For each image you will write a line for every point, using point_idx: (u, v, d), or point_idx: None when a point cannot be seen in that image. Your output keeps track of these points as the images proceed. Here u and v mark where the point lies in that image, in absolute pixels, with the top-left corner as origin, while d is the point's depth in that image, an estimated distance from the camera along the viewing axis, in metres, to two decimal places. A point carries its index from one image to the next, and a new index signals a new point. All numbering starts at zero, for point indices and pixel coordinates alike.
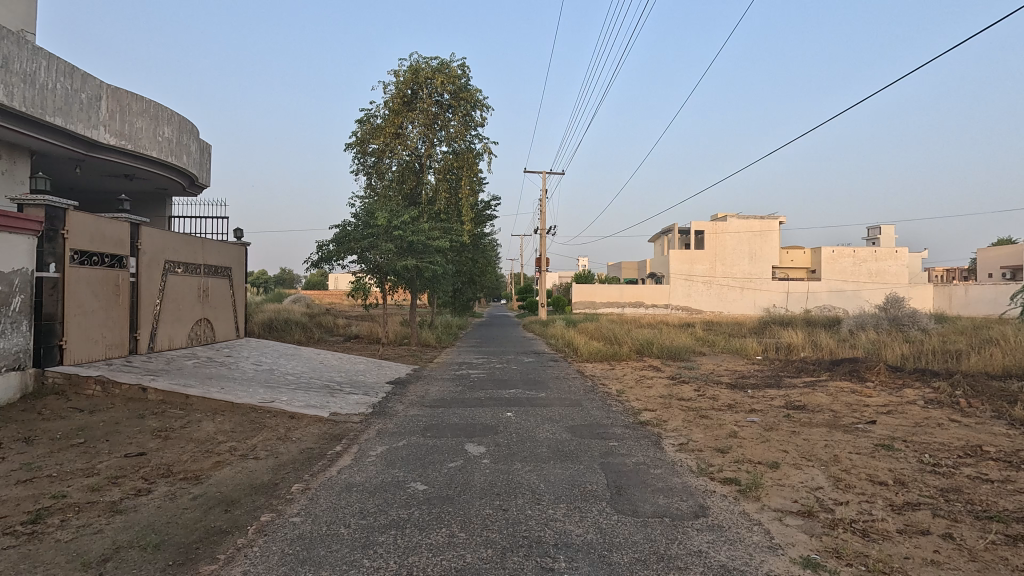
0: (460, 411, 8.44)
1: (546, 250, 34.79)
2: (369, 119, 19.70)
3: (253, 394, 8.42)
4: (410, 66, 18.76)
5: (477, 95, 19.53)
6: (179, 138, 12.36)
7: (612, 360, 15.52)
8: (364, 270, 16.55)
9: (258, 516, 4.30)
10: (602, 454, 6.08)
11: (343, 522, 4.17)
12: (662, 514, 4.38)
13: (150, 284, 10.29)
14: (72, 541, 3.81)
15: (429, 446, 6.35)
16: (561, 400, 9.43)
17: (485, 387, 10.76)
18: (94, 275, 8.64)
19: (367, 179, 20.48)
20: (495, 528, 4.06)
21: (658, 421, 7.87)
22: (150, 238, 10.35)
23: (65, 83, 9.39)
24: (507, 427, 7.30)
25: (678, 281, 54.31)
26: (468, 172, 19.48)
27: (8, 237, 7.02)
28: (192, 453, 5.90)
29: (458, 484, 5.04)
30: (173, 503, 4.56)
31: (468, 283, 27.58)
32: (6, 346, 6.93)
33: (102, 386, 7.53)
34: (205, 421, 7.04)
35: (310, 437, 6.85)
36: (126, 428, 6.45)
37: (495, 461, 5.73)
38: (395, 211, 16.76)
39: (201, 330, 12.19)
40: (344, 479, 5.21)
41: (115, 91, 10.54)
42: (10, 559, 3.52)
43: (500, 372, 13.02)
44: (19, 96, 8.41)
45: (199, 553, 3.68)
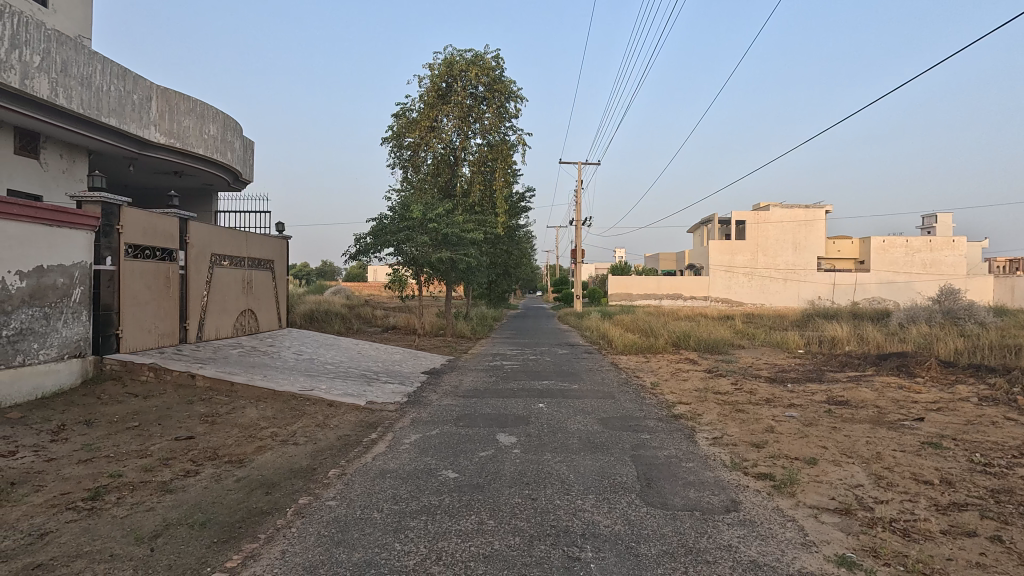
0: (493, 401, 8.52)
1: (581, 241, 34.49)
2: (404, 113, 19.94)
3: (294, 382, 8.72)
4: (444, 59, 18.90)
5: (512, 86, 19.54)
6: (224, 135, 12.81)
7: (648, 353, 15.38)
8: (401, 262, 16.81)
9: (297, 499, 4.48)
10: (634, 446, 6.05)
11: (376, 507, 4.30)
12: (691, 507, 4.34)
13: (197, 276, 10.73)
14: (126, 517, 4.06)
15: (461, 436, 6.45)
16: (594, 392, 9.41)
17: (518, 378, 10.85)
18: (146, 268, 9.10)
19: (404, 172, 20.74)
20: (524, 516, 4.12)
21: (693, 414, 7.77)
22: (198, 232, 10.78)
23: (119, 85, 9.87)
24: (539, 418, 7.34)
25: (718, 272, 52.95)
26: (503, 164, 19.47)
27: (68, 233, 7.46)
28: (236, 438, 6.16)
29: (489, 473, 5.11)
30: (218, 484, 4.80)
31: (503, 276, 27.64)
32: (68, 335, 7.40)
33: (155, 372, 7.95)
34: (249, 408, 7.35)
35: (347, 424, 7.05)
36: (176, 413, 6.80)
37: (525, 452, 5.77)
38: (430, 204, 16.99)
39: (245, 320, 12.68)
40: (378, 465, 5.36)
41: (164, 92, 11.00)
42: (73, 532, 3.79)
43: (534, 363, 13.07)
44: (76, 99, 8.94)
45: (243, 532, 3.87)
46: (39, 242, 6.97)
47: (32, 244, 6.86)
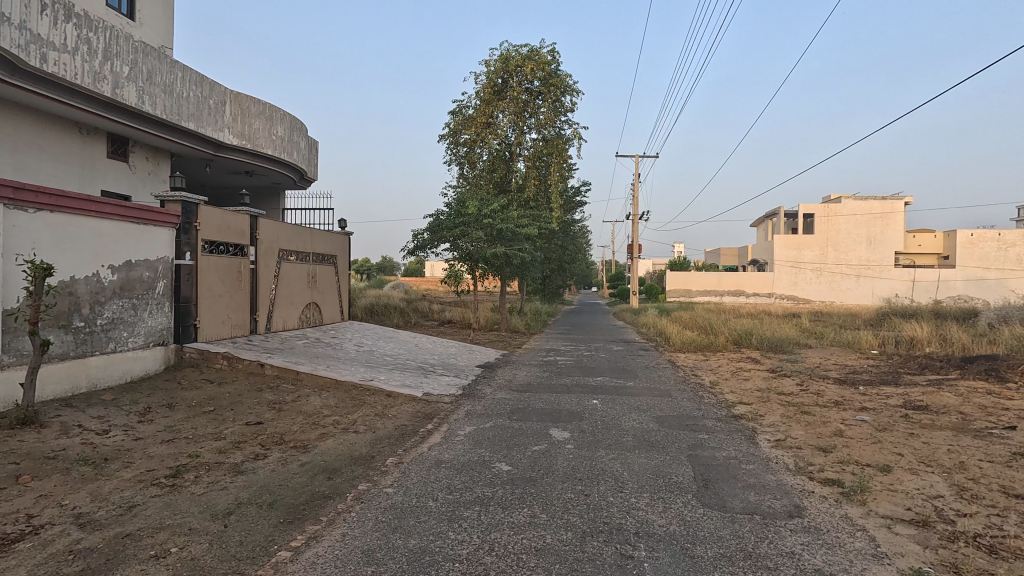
0: (547, 396, 8.52)
1: (638, 236, 33.89)
2: (461, 110, 20.15)
3: (355, 373, 9.06)
4: (500, 55, 18.97)
5: (568, 80, 19.38)
6: (291, 135, 13.40)
7: (707, 350, 14.91)
8: (456, 258, 17.06)
9: (357, 485, 4.66)
10: (691, 446, 5.89)
11: (431, 496, 4.41)
12: (751, 511, 4.18)
13: (267, 271, 11.32)
14: (203, 494, 4.36)
15: (515, 429, 6.49)
16: (649, 390, 9.23)
17: (572, 373, 10.79)
18: (220, 262, 9.68)
19: (459, 169, 20.97)
20: (577, 512, 4.10)
21: (754, 415, 7.46)
22: (267, 229, 11.35)
23: (197, 91, 10.54)
24: (593, 415, 7.28)
25: (784, 268, 50.53)
26: (558, 158, 19.37)
27: (152, 230, 8.03)
28: (301, 425, 6.47)
29: (541, 467, 5.12)
30: (285, 467, 5.07)
31: (557, 271, 27.53)
32: (152, 324, 7.99)
33: (228, 361, 8.46)
34: (313, 396, 7.70)
35: (404, 415, 7.26)
36: (247, 400, 7.21)
37: (578, 447, 5.75)
38: (486, 200, 17.12)
39: (310, 313, 13.27)
40: (434, 455, 5.48)
41: (237, 96, 11.64)
42: (157, 506, 4.10)
43: (589, 359, 12.96)
44: (160, 106, 9.62)
45: (306, 513, 4.07)
46: (127, 239, 7.56)
47: (122, 241, 7.45)
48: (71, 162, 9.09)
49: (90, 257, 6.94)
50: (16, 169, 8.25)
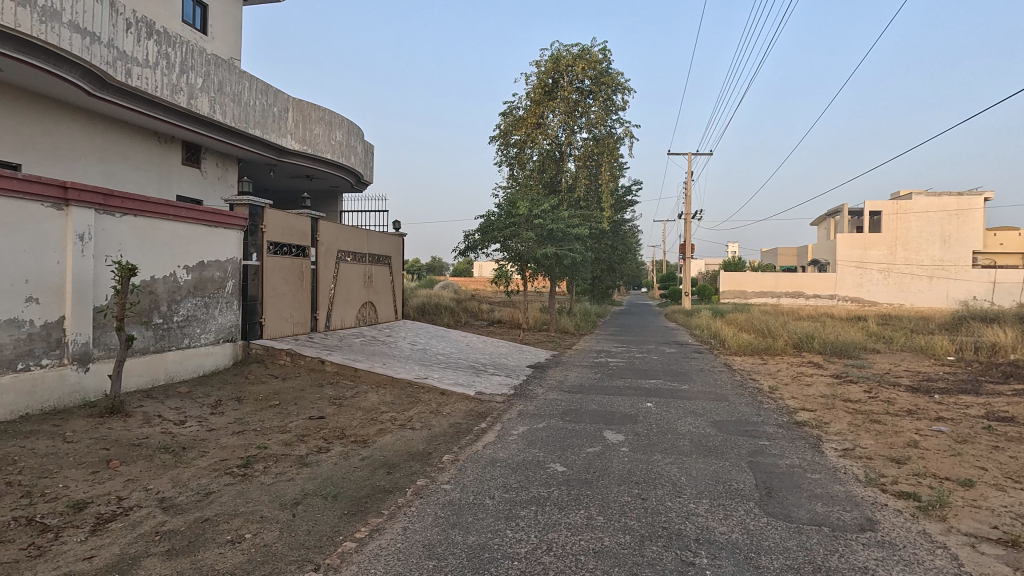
0: (600, 398, 8.45)
1: (690, 236, 33.10)
2: (511, 111, 20.28)
3: (410, 371, 9.28)
4: (551, 55, 18.96)
5: (619, 78, 19.18)
6: (349, 140, 13.85)
7: (765, 354, 14.39)
8: (507, 258, 17.16)
9: (415, 480, 4.77)
10: (751, 453, 5.70)
11: (488, 494, 4.46)
12: (819, 522, 4.01)
13: (326, 271, 11.74)
14: (272, 484, 4.58)
15: (568, 430, 6.47)
16: (705, 393, 9.00)
17: (624, 376, 10.65)
18: (284, 263, 10.13)
19: (509, 169, 21.07)
20: (634, 515, 4.06)
21: (818, 423, 7.15)
22: (327, 230, 11.77)
23: (263, 99, 11.07)
24: (647, 418, 7.17)
25: (848, 268, 48.04)
26: (609, 157, 19.18)
27: (222, 232, 8.48)
28: (360, 420, 6.69)
29: (596, 469, 5.09)
30: (347, 461, 5.26)
31: (607, 271, 27.23)
32: (222, 321, 8.45)
33: (291, 357, 8.84)
34: (370, 393, 7.94)
35: (458, 413, 7.37)
36: (308, 395, 7.52)
37: (634, 450, 5.68)
38: (536, 200, 17.15)
39: (366, 312, 13.68)
40: (488, 454, 5.55)
41: (299, 104, 12.15)
42: (231, 493, 4.34)
43: (641, 361, 12.75)
44: (230, 114, 10.16)
45: (368, 506, 4.21)
46: (200, 241, 8.01)
47: (194, 243, 7.90)
48: (150, 169, 9.74)
49: (167, 258, 7.41)
50: (103, 176, 8.93)
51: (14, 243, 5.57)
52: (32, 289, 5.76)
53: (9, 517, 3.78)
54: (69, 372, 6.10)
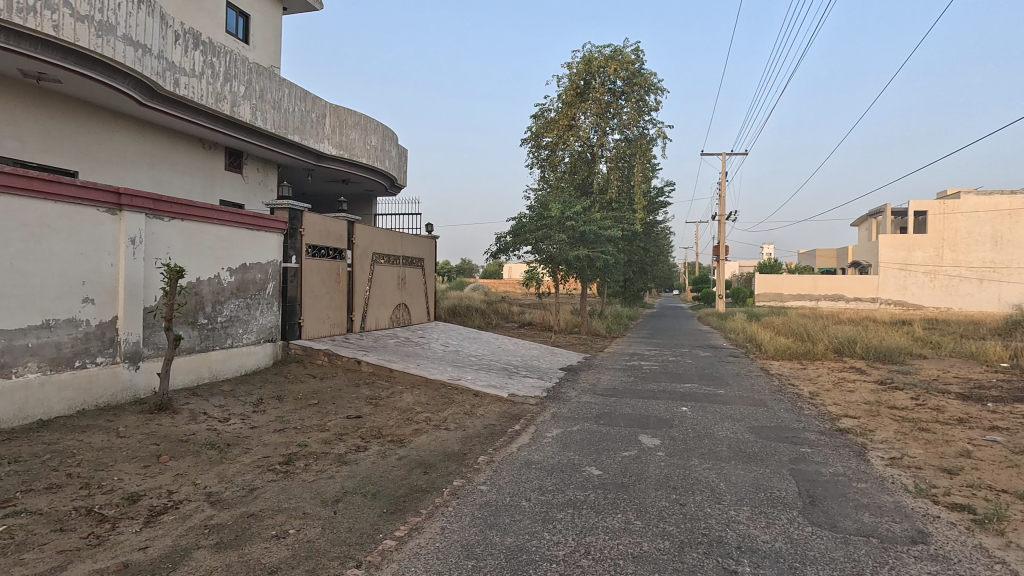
0: (634, 401, 8.36)
1: (725, 238, 32.47)
2: (543, 113, 20.29)
3: (443, 372, 9.37)
4: (583, 57, 18.88)
5: (652, 78, 18.98)
6: (383, 144, 14.07)
7: (804, 359, 13.99)
8: (538, 260, 17.15)
9: (452, 481, 4.82)
10: (793, 460, 5.56)
11: (524, 495, 4.47)
12: (867, 533, 3.88)
13: (362, 273, 11.96)
14: (313, 481, 4.69)
15: (603, 434, 6.43)
16: (742, 398, 8.82)
17: (658, 379, 10.52)
18: (321, 265, 10.37)
19: (541, 171, 21.07)
20: (673, 521, 4.00)
21: (863, 430, 6.92)
22: (362, 233, 11.99)
23: (302, 106, 11.36)
24: (683, 422, 7.07)
25: (891, 271, 46.31)
26: (642, 158, 19.01)
27: (263, 236, 8.73)
28: (396, 420, 6.79)
29: (633, 473, 5.04)
30: (384, 460, 5.35)
31: (639, 273, 26.93)
32: (263, 322, 8.70)
33: (329, 357, 9.03)
34: (405, 393, 8.05)
35: (492, 414, 7.41)
36: (346, 394, 7.67)
37: (670, 455, 5.60)
38: (568, 202, 17.11)
39: (400, 313, 13.87)
40: (523, 456, 5.55)
41: (336, 109, 12.42)
42: (274, 489, 4.47)
43: (675, 365, 12.56)
44: (270, 121, 10.46)
45: (407, 505, 4.27)
46: (242, 244, 8.26)
47: (237, 246, 8.15)
48: (195, 174, 10.10)
49: (211, 261, 7.67)
50: (152, 182, 9.30)
51: (72, 246, 5.86)
52: (89, 290, 6.04)
53: (69, 507, 3.98)
54: (122, 370, 6.37)
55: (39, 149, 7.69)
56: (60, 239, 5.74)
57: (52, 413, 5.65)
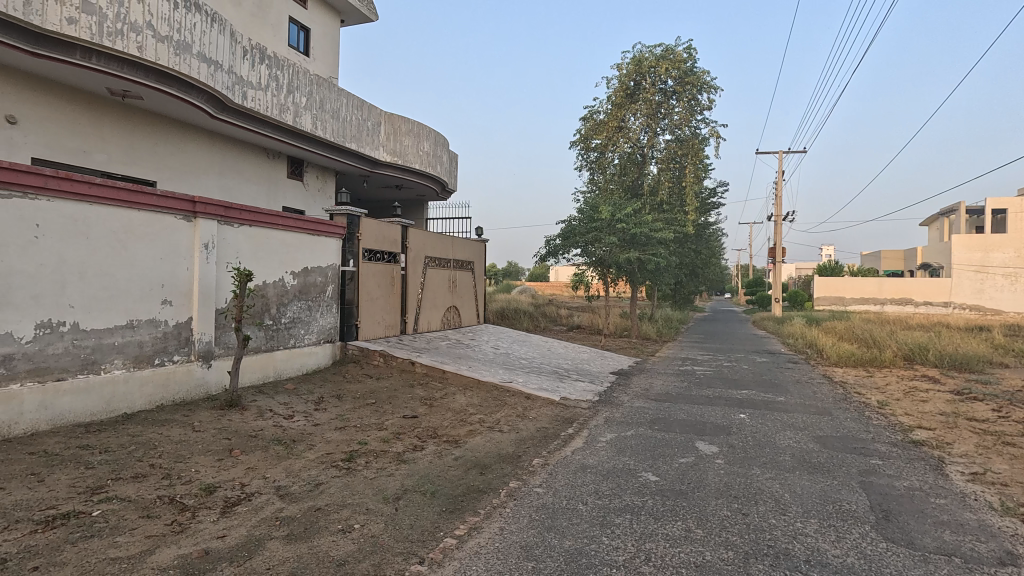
0: (688, 407, 8.19)
1: (781, 239, 31.30)
2: (592, 115, 20.21)
3: (495, 374, 9.45)
4: (633, 57, 18.67)
5: (705, 77, 18.58)
6: (435, 149, 14.35)
7: (870, 366, 13.29)
8: (588, 263, 17.04)
9: (508, 482, 4.86)
10: (862, 472, 5.30)
11: (581, 499, 4.45)
12: (949, 552, 3.66)
13: (415, 276, 12.23)
14: (374, 478, 4.84)
15: (658, 439, 6.33)
16: (804, 407, 8.48)
17: (713, 385, 10.24)
18: (377, 269, 10.68)
19: (590, 173, 20.95)
20: (736, 531, 3.89)
21: (939, 443, 6.52)
22: (415, 237, 12.26)
23: (358, 114, 11.74)
24: (742, 430, 6.87)
25: (966, 273, 43.36)
26: (694, 159, 18.62)
27: (323, 240, 9.06)
28: (451, 421, 6.91)
29: (691, 480, 4.94)
30: (441, 459, 5.45)
31: (690, 276, 26.32)
32: (323, 323, 9.03)
33: (385, 358, 9.29)
34: (459, 394, 8.17)
35: (544, 417, 7.42)
36: (401, 394, 7.86)
37: (730, 463, 5.46)
38: (618, 204, 16.95)
39: (450, 315, 14.09)
40: (578, 459, 5.54)
41: (390, 117, 12.78)
42: (338, 485, 4.64)
43: (730, 371, 12.20)
44: (329, 130, 10.87)
45: (465, 505, 4.34)
46: (305, 249, 8.62)
47: (300, 250, 8.50)
48: (261, 182, 10.61)
49: (276, 265, 8.04)
50: (222, 190, 9.83)
51: (153, 252, 6.28)
52: (167, 292, 6.46)
53: (154, 495, 4.26)
54: (196, 368, 6.77)
55: (122, 161, 8.27)
56: (143, 245, 6.16)
57: (135, 407, 6.07)
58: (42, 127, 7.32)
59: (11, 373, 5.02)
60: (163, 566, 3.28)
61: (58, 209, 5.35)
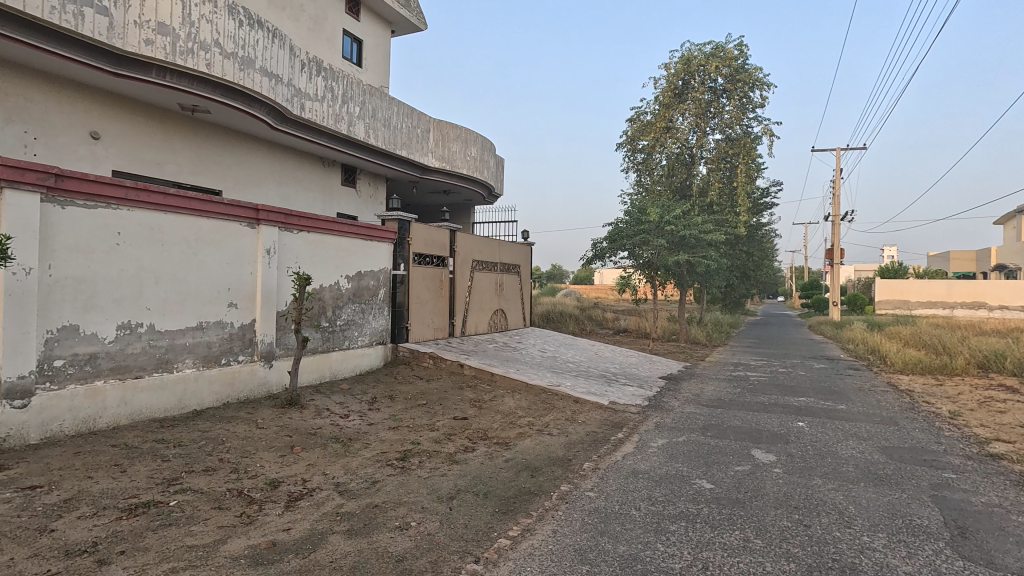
0: (742, 414, 7.96)
1: (838, 239, 29.97)
2: (639, 116, 19.98)
3: (543, 377, 9.47)
4: (682, 56, 18.35)
5: (757, 74, 18.05)
6: (482, 154, 14.53)
7: (939, 374, 12.54)
8: (635, 266, 16.83)
9: (559, 485, 4.87)
10: (934, 486, 5.02)
11: (634, 505, 4.41)
12: None
13: (463, 279, 12.41)
14: (428, 477, 4.95)
15: (712, 446, 6.20)
16: (867, 415, 8.10)
17: (768, 391, 9.92)
18: (427, 273, 10.91)
19: (637, 175, 20.70)
20: (798, 543, 3.77)
21: (1020, 457, 6.08)
22: (463, 241, 12.44)
23: (409, 122, 12.04)
24: (800, 438, 6.63)
25: None
26: (745, 158, 18.12)
27: (376, 245, 9.33)
28: (500, 423, 6.97)
29: (748, 489, 4.81)
30: (492, 461, 5.52)
31: (741, 279, 25.52)
32: (375, 326, 9.29)
33: (434, 360, 9.47)
34: (507, 397, 8.24)
35: (593, 421, 7.38)
36: (451, 396, 7.99)
37: (788, 472, 5.28)
38: (666, 206, 16.67)
39: (497, 318, 14.21)
40: (629, 464, 5.49)
41: (439, 124, 13.03)
42: (394, 483, 4.77)
43: (786, 377, 11.77)
44: (381, 138, 11.19)
45: (518, 506, 4.38)
46: (358, 253, 8.89)
47: (354, 255, 8.78)
48: (316, 189, 11.02)
49: (332, 269, 8.33)
50: (281, 198, 10.26)
51: (221, 258, 6.64)
52: (233, 296, 6.81)
53: (224, 488, 4.51)
54: (259, 368, 7.10)
55: (191, 172, 8.77)
56: (212, 251, 6.52)
57: (204, 404, 6.42)
58: (121, 141, 7.87)
59: (96, 370, 5.40)
60: (235, 555, 3.46)
61: (137, 218, 5.73)
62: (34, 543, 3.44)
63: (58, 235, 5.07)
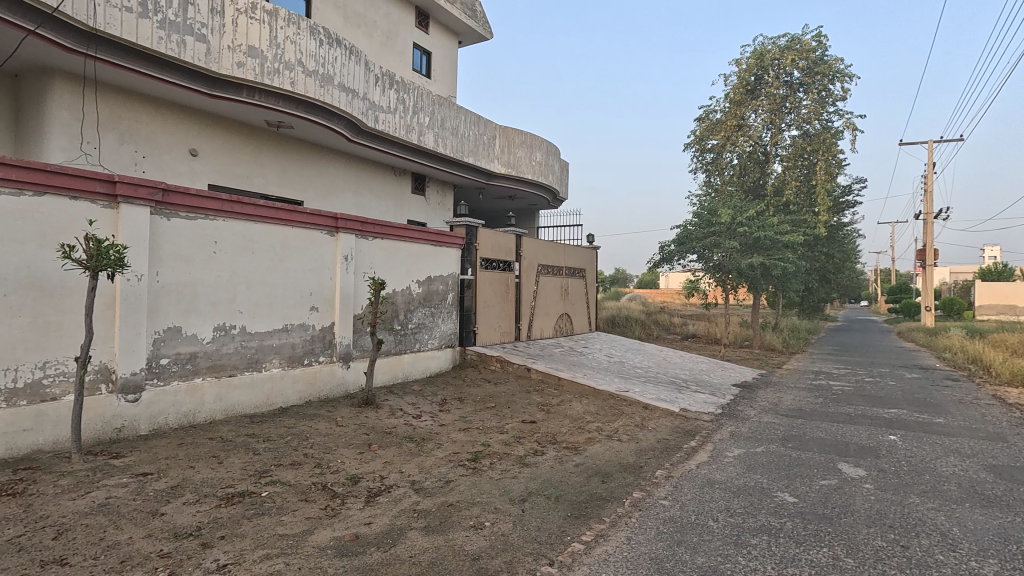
0: (826, 425, 7.52)
1: (931, 239, 27.67)
2: (708, 115, 19.38)
3: (610, 383, 9.35)
4: (754, 51, 17.64)
5: (838, 65, 17.06)
6: (547, 159, 14.57)
7: None
8: (705, 270, 16.30)
9: (631, 492, 4.80)
10: None
11: (711, 515, 4.28)
12: None
13: (528, 283, 12.49)
14: (500, 479, 5.02)
15: (793, 458, 5.89)
16: (970, 431, 7.42)
17: (854, 402, 9.30)
18: (493, 277, 11.07)
19: (705, 176, 20.07)
20: (896, 564, 3.52)
21: None
22: (528, 245, 12.53)
23: (475, 129, 12.28)
24: (893, 453, 6.18)
25: None
26: (825, 155, 17.14)
27: (445, 251, 9.58)
28: (569, 427, 6.95)
29: (836, 505, 4.54)
30: (562, 465, 5.51)
31: (820, 283, 24.08)
32: (444, 329, 9.52)
33: (502, 364, 9.58)
34: (575, 402, 8.21)
35: (664, 428, 7.21)
36: (519, 400, 8.05)
37: (881, 489, 4.94)
38: (739, 207, 16.05)
39: (562, 322, 14.18)
40: (704, 474, 5.32)
41: (504, 130, 13.21)
42: (467, 483, 4.87)
43: (873, 387, 10.99)
44: (449, 146, 11.48)
45: (590, 511, 4.36)
46: (428, 259, 9.17)
47: (424, 260, 9.06)
48: (388, 198, 11.45)
49: (404, 274, 8.63)
50: (357, 208, 10.75)
51: (304, 264, 7.04)
52: (314, 300, 7.20)
53: (309, 481, 4.78)
54: (337, 368, 7.46)
55: (277, 184, 9.36)
56: (296, 258, 6.93)
57: (289, 402, 6.82)
58: (216, 158, 8.53)
59: (196, 369, 5.87)
60: (322, 545, 3.66)
61: (231, 228, 6.19)
62: (149, 524, 3.79)
63: (165, 244, 5.56)
